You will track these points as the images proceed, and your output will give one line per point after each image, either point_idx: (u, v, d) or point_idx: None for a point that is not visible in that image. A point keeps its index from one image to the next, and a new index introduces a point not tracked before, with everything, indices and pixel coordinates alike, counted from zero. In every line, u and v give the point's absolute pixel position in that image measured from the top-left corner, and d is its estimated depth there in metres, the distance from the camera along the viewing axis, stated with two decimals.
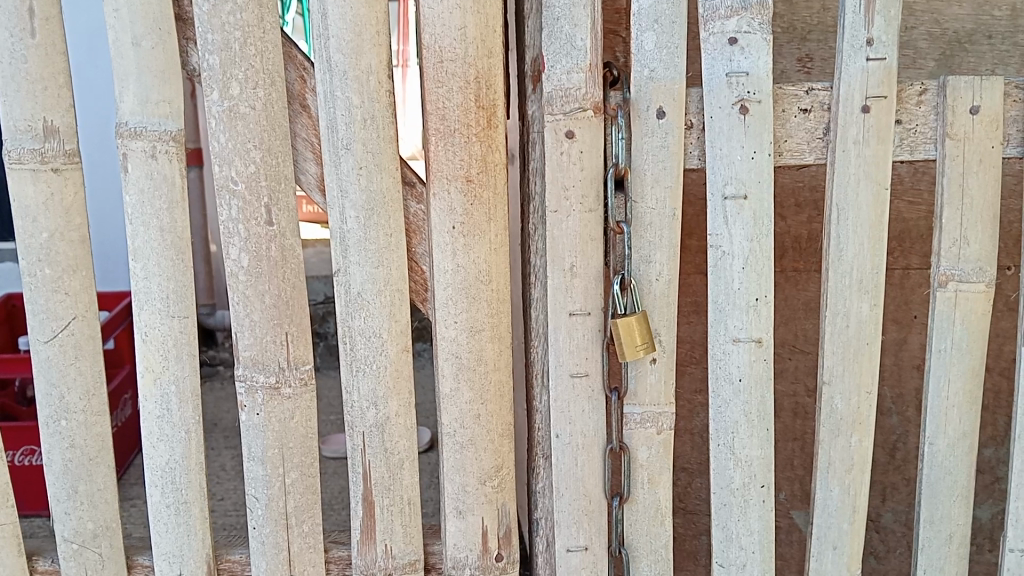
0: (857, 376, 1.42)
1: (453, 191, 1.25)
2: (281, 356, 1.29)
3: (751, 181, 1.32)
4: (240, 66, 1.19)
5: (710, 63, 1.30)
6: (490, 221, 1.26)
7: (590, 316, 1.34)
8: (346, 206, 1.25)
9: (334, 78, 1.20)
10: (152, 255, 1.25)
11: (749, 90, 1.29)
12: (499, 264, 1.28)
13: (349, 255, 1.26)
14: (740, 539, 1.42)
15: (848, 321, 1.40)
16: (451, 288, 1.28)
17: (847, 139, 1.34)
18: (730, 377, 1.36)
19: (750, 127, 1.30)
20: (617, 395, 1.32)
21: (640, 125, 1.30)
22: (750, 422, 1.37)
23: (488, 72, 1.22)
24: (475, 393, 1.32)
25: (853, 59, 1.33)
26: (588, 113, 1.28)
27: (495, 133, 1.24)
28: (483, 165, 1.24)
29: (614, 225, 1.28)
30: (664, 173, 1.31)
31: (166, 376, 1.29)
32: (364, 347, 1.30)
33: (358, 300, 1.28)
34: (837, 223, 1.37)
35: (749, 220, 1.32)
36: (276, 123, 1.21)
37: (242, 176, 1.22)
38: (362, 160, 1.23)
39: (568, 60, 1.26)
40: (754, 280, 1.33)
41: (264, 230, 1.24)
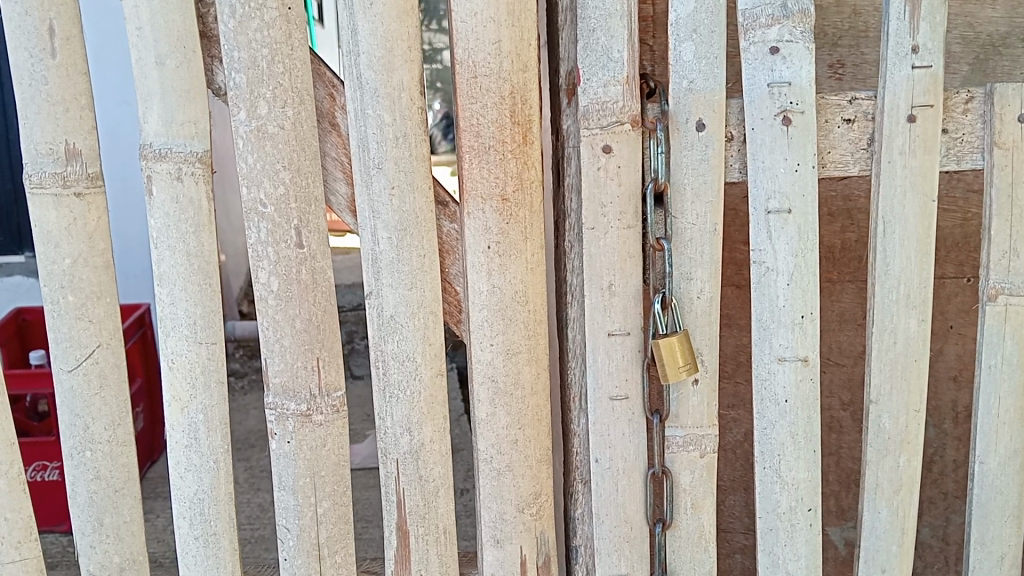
0: (905, 394, 1.37)
1: (488, 210, 1.20)
2: (314, 381, 1.25)
3: (796, 194, 1.27)
4: (268, 85, 1.15)
5: (752, 73, 1.26)
6: (526, 241, 1.22)
7: (629, 336, 1.29)
8: (378, 227, 1.20)
9: (365, 96, 1.16)
10: (178, 280, 1.21)
11: (792, 101, 1.25)
12: (536, 284, 1.24)
13: (381, 278, 1.22)
14: (787, 564, 1.38)
15: (895, 338, 1.35)
16: (486, 310, 1.24)
17: (893, 149, 1.30)
18: (776, 398, 1.32)
19: (794, 139, 1.26)
20: (659, 417, 1.28)
21: (680, 138, 1.25)
22: (796, 443, 1.33)
23: (523, 87, 1.17)
24: (513, 418, 1.27)
25: (898, 67, 1.28)
26: (626, 126, 1.23)
27: (530, 150, 1.19)
28: (518, 183, 1.20)
29: (655, 242, 1.24)
30: (704, 187, 1.26)
31: (194, 405, 1.25)
32: (398, 371, 1.25)
33: (391, 324, 1.24)
34: (883, 236, 1.33)
35: (794, 235, 1.28)
36: (306, 142, 1.18)
37: (272, 198, 1.19)
38: (394, 179, 1.19)
39: (604, 72, 1.22)
40: (800, 297, 1.29)
41: (295, 253, 1.20)
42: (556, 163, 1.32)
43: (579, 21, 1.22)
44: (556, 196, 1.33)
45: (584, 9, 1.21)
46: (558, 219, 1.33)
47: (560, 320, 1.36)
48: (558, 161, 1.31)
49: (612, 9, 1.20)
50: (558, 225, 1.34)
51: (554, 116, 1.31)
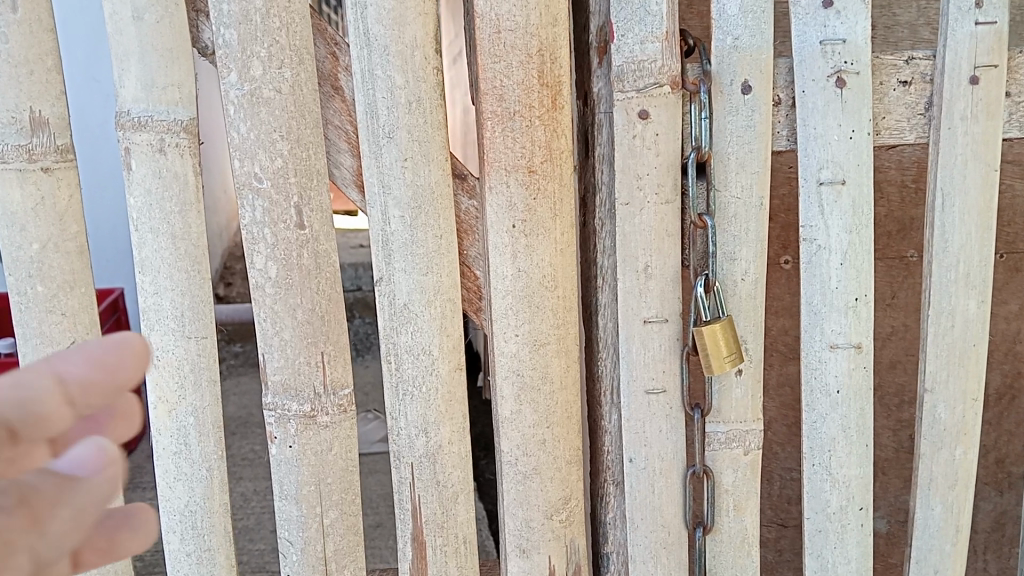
0: (963, 382, 1.26)
1: (513, 184, 1.07)
2: (318, 379, 1.11)
3: (850, 164, 1.15)
4: (262, 43, 1.01)
5: (801, 30, 1.12)
6: (555, 218, 1.09)
7: (667, 323, 1.16)
8: (389, 204, 1.07)
9: (373, 55, 1.02)
10: (161, 268, 1.06)
11: (846, 60, 1.12)
12: (566, 266, 1.11)
13: (393, 261, 1.09)
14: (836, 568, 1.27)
15: (952, 322, 1.24)
16: (511, 296, 1.11)
17: (955, 113, 1.17)
18: (827, 389, 1.21)
19: (848, 103, 1.14)
20: (700, 412, 1.15)
21: (723, 102, 1.13)
22: (848, 437, 1.22)
23: (553, 43, 1.04)
24: (540, 415, 1.14)
25: (961, 24, 1.15)
26: (665, 88, 1.09)
27: (560, 115, 1.06)
28: (547, 153, 1.07)
29: (697, 218, 1.10)
30: (749, 156, 1.14)
31: (183, 407, 1.11)
32: (411, 366, 1.12)
33: (405, 313, 1.11)
34: (941, 210, 1.21)
35: (848, 210, 1.16)
36: (307, 109, 1.04)
37: (268, 172, 1.05)
38: (407, 149, 1.05)
39: (640, 28, 1.08)
40: (854, 278, 1.17)
41: (295, 234, 1.07)
42: (582, 132, 1.18)
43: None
44: (583, 170, 1.20)
45: None
46: (585, 195, 1.20)
47: (588, 307, 1.23)
48: (585, 130, 1.17)
49: None
50: (585, 202, 1.20)
51: (581, 80, 1.17)
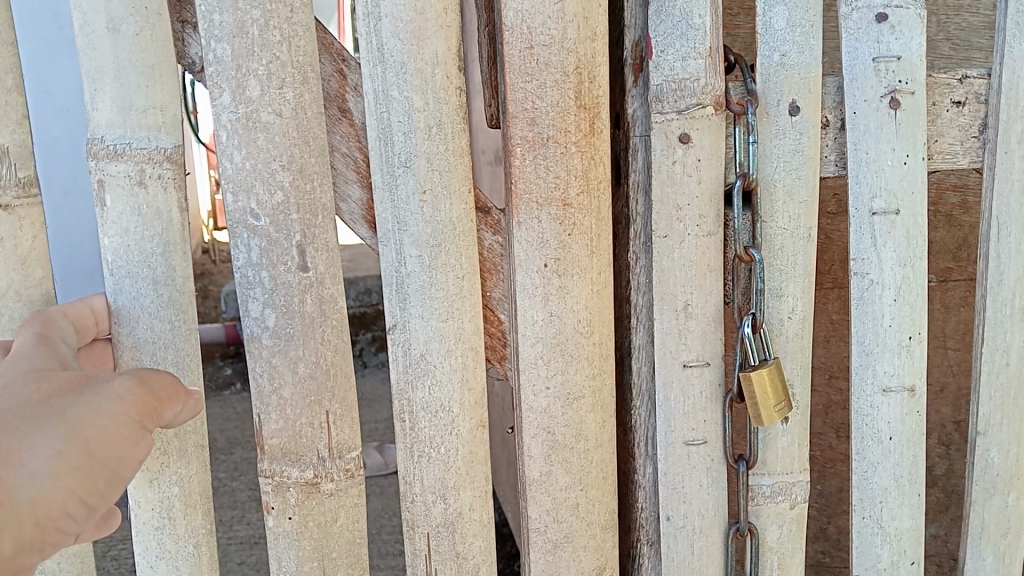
0: (1020, 424, 1.10)
1: (545, 218, 0.95)
2: (322, 442, 0.98)
3: (904, 192, 1.00)
4: (260, 59, 0.88)
5: (853, 46, 0.97)
6: (591, 258, 0.97)
7: (709, 364, 1.03)
8: (405, 242, 0.94)
9: (388, 72, 0.89)
10: (141, 319, 0.93)
11: (902, 79, 0.97)
12: (605, 310, 0.99)
13: (409, 306, 0.96)
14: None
15: (1003, 362, 1.08)
16: (541, 344, 0.98)
17: (1011, 136, 1.01)
18: (879, 435, 1.06)
19: (902, 126, 0.99)
20: (744, 463, 1.01)
21: (768, 123, 0.96)
22: (899, 490, 1.07)
23: (591, 59, 0.92)
24: (573, 477, 1.02)
25: (1018, 40, 1.00)
26: (709, 109, 0.95)
27: (598, 141, 0.94)
28: (584, 184, 0.95)
29: (743, 251, 0.93)
30: (798, 183, 0.97)
31: (165, 476, 0.97)
32: (429, 425, 0.99)
33: (422, 364, 0.97)
34: (995, 239, 1.05)
35: (902, 241, 1.01)
36: (310, 134, 0.90)
37: (265, 207, 0.91)
38: (426, 179, 0.93)
39: (681, 42, 0.95)
40: (908, 316, 1.03)
41: (297, 278, 0.93)
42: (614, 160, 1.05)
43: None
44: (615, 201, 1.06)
45: None
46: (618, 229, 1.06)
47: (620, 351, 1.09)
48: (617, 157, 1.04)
49: None
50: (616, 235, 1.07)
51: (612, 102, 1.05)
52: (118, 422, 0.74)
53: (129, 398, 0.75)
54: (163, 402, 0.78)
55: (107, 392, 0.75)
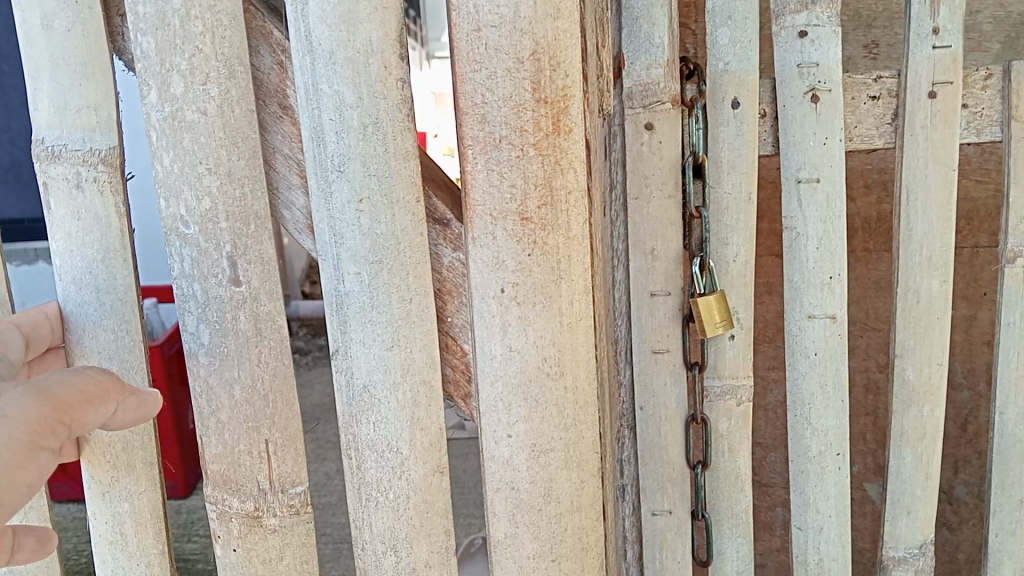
0: (930, 352, 0.94)
1: (502, 234, 0.79)
2: (261, 473, 0.89)
3: (824, 164, 0.90)
4: (182, 52, 0.80)
5: (782, 56, 0.89)
6: (558, 286, 0.79)
7: (672, 296, 0.97)
8: (342, 257, 0.82)
9: (315, 64, 0.78)
10: (86, 328, 0.90)
11: (820, 79, 0.88)
12: (578, 348, 0.81)
13: (349, 329, 0.84)
14: (817, 548, 1.01)
15: (913, 304, 0.93)
16: (501, 385, 0.82)
17: (913, 123, 0.89)
18: (804, 350, 0.95)
19: (823, 118, 0.89)
20: (699, 368, 0.95)
21: (715, 118, 0.92)
22: (823, 394, 0.96)
23: (556, 45, 0.74)
24: (542, 544, 0.86)
25: (918, 47, 0.88)
26: (666, 105, 0.91)
27: (566, 143, 0.76)
28: (544, 194, 0.77)
29: (693, 209, 0.93)
30: (740, 163, 0.93)
31: (116, 490, 0.94)
32: (375, 465, 0.87)
33: (364, 397, 0.85)
34: (903, 206, 0.91)
35: (824, 209, 0.91)
36: (240, 134, 0.82)
37: (195, 213, 0.84)
38: (361, 186, 0.80)
39: (643, 57, 0.90)
40: (827, 264, 0.92)
41: (230, 292, 0.85)
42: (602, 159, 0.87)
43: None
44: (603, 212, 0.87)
45: None
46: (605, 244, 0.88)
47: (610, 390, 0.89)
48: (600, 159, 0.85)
49: None
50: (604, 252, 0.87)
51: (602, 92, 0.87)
52: (19, 441, 0.64)
53: (20, 412, 0.65)
54: (78, 412, 0.69)
55: (4, 401, 0.65)
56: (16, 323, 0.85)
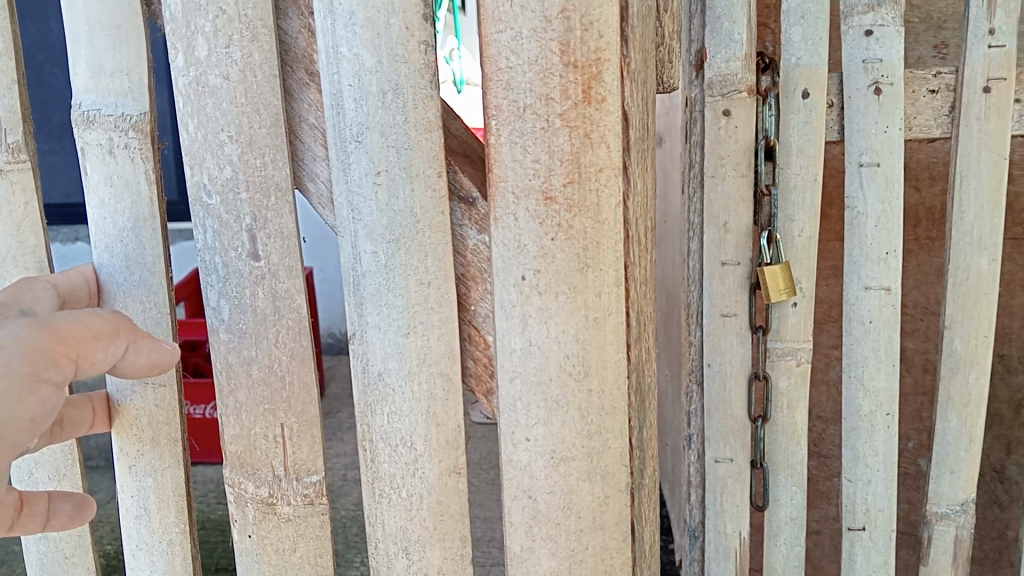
0: (979, 322, 1.02)
1: (525, 215, 0.70)
2: (276, 460, 0.87)
3: (883, 151, 0.97)
4: (206, 14, 0.78)
5: (848, 53, 0.96)
6: (583, 275, 0.70)
7: (741, 265, 1.04)
8: (359, 234, 0.76)
9: (335, 24, 0.72)
10: (114, 296, 0.90)
11: (882, 73, 0.95)
12: (604, 345, 0.72)
13: (365, 311, 0.78)
14: (865, 497, 1.06)
15: (963, 280, 1.01)
16: (521, 383, 0.73)
17: (969, 115, 0.96)
18: (860, 318, 1.02)
19: (884, 110, 0.96)
20: (763, 332, 1.04)
21: (786, 105, 0.98)
22: (876, 358, 1.03)
23: (589, 2, 0.65)
24: (561, 562, 0.77)
25: (975, 46, 0.95)
26: (743, 93, 0.98)
27: (597, 114, 0.67)
28: (570, 173, 0.68)
29: (765, 187, 1.00)
30: (809, 147, 0.99)
31: (142, 465, 0.97)
32: (389, 460, 0.80)
33: (379, 387, 0.79)
34: (957, 190, 0.99)
35: (884, 193, 0.98)
36: (262, 100, 0.79)
37: (217, 183, 0.81)
38: (380, 157, 0.74)
39: (725, 51, 0.98)
40: (884, 243, 0.99)
41: (249, 266, 0.82)
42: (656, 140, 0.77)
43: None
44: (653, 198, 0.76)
45: None
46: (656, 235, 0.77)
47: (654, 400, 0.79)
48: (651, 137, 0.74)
49: None
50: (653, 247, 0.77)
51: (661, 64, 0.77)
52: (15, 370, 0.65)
53: (17, 342, 0.67)
54: (82, 347, 0.71)
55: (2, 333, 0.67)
56: (53, 284, 0.84)
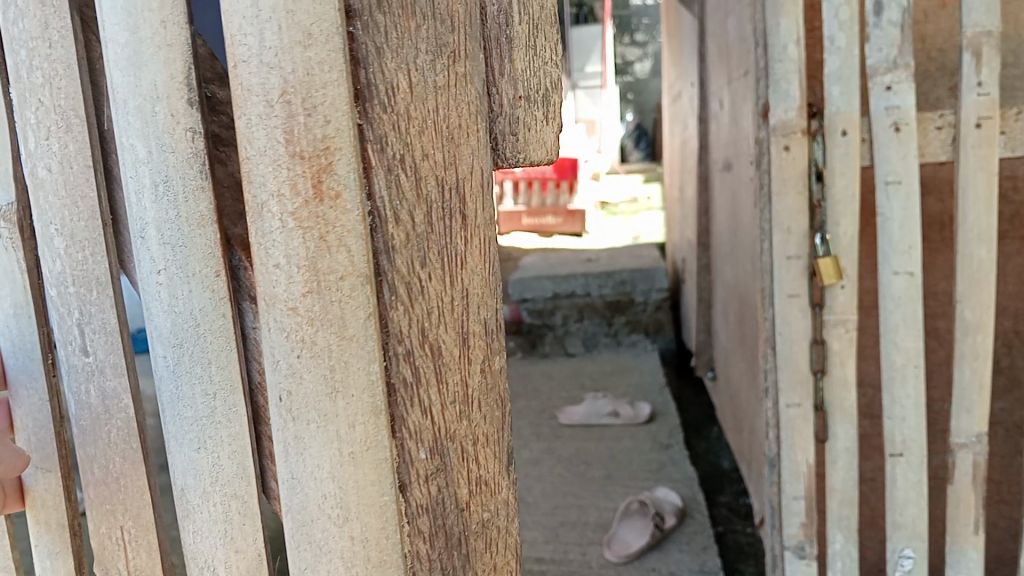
0: (979, 300, 2.39)
1: (285, 319, 0.94)
2: (120, 563, 1.09)
3: (899, 167, 2.37)
4: (32, 109, 0.96)
5: (875, 101, 2.34)
6: (334, 403, 0.96)
7: (800, 258, 2.56)
8: (153, 331, 0.96)
9: (115, 118, 0.91)
10: (11, 384, 1.11)
11: (899, 118, 2.35)
12: (374, 433, 0.97)
13: (164, 398, 0.98)
14: (900, 434, 2.56)
15: (971, 263, 2.38)
16: (311, 453, 0.97)
17: (966, 143, 2.32)
18: (892, 298, 2.47)
19: (902, 138, 2.36)
20: (818, 305, 2.54)
21: (831, 140, 2.42)
22: (902, 326, 2.49)
23: (309, 82, 0.89)
24: None
25: (970, 94, 2.28)
26: (800, 134, 2.47)
27: (336, 211, 0.91)
28: (311, 283, 0.93)
29: (817, 202, 2.50)
30: (847, 170, 2.45)
31: (42, 542, 1.18)
32: (202, 541, 1.04)
33: (190, 479, 1.01)
34: (964, 197, 2.34)
35: (902, 199, 2.38)
36: (82, 194, 0.97)
37: (54, 270, 1.00)
38: (160, 259, 0.94)
39: (783, 103, 2.47)
40: (907, 234, 2.40)
41: (84, 360, 1.02)
42: (460, 244, 0.97)
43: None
44: (473, 314, 0.99)
45: (773, 66, 2.45)
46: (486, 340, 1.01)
47: (467, 545, 1.03)
48: (450, 232, 0.96)
49: (788, 68, 2.43)
50: (472, 344, 0.99)
51: (466, 138, 0.95)
52: None
53: None
54: None
55: None
56: None
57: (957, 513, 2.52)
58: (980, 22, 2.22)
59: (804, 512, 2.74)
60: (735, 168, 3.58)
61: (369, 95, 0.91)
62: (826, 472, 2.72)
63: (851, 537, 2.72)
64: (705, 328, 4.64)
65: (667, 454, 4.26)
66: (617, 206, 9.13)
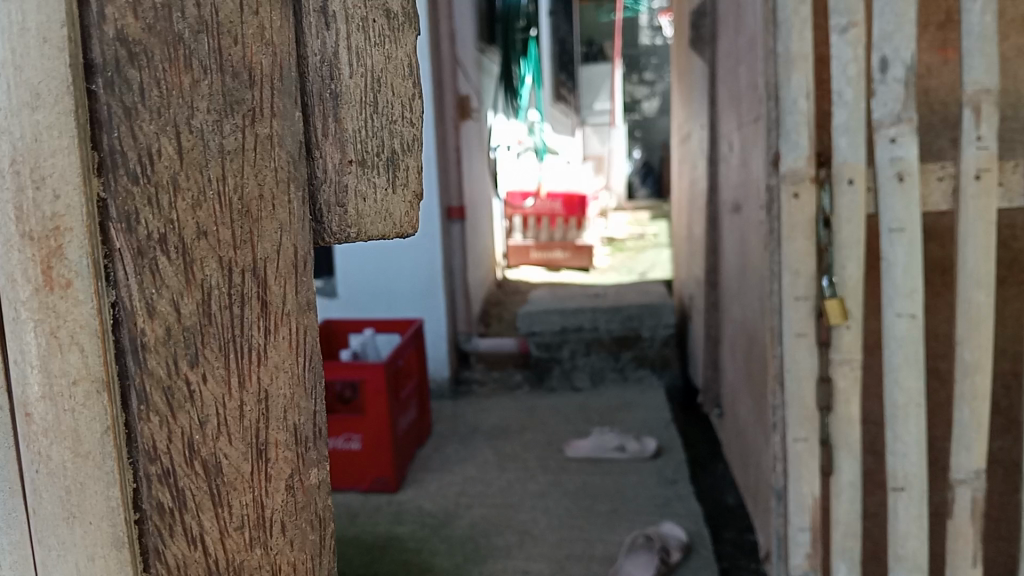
0: (980, 341, 2.53)
1: (30, 423, 1.03)
2: None
3: (903, 215, 2.49)
4: None
5: (880, 152, 2.48)
6: (72, 531, 1.05)
7: (807, 298, 2.62)
8: None
9: None
10: None
11: (904, 169, 2.47)
12: (111, 555, 1.04)
13: None
14: (904, 468, 2.63)
15: (970, 308, 2.52)
16: (52, 556, 1.07)
17: (968, 194, 2.47)
18: (896, 337, 2.55)
19: (906, 188, 2.48)
20: (826, 344, 2.59)
21: (839, 188, 2.52)
22: (906, 365, 2.56)
23: (38, 148, 0.96)
24: None
25: (969, 148, 2.45)
26: (808, 181, 2.56)
27: (70, 303, 0.98)
28: (44, 390, 1.02)
29: (825, 245, 2.56)
30: (853, 217, 2.52)
31: None
32: None
33: None
34: (965, 245, 2.49)
35: (906, 244, 2.50)
36: None
37: None
38: None
39: (792, 152, 2.55)
40: (910, 278, 2.51)
41: None
42: (257, 335, 1.07)
43: (406, 88, 1.19)
44: (273, 418, 1.09)
45: (783, 118, 2.55)
46: (293, 450, 1.12)
47: None
48: (243, 321, 1.05)
49: (798, 119, 2.53)
50: (269, 454, 1.09)
51: (275, 206, 1.06)
52: None
53: None
54: None
55: None
56: None
57: (956, 548, 2.68)
58: (980, 80, 2.41)
59: (809, 542, 2.74)
60: (745, 210, 3.58)
61: (112, 162, 0.97)
62: (830, 504, 2.73)
63: (855, 568, 2.72)
64: (712, 365, 4.56)
65: (674, 488, 4.20)
66: (625, 243, 9.18)
